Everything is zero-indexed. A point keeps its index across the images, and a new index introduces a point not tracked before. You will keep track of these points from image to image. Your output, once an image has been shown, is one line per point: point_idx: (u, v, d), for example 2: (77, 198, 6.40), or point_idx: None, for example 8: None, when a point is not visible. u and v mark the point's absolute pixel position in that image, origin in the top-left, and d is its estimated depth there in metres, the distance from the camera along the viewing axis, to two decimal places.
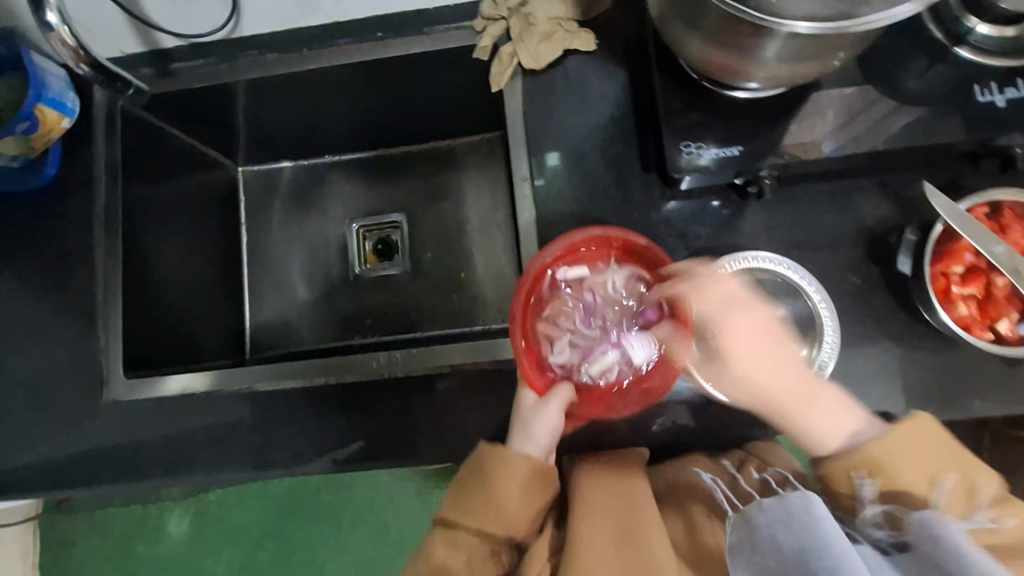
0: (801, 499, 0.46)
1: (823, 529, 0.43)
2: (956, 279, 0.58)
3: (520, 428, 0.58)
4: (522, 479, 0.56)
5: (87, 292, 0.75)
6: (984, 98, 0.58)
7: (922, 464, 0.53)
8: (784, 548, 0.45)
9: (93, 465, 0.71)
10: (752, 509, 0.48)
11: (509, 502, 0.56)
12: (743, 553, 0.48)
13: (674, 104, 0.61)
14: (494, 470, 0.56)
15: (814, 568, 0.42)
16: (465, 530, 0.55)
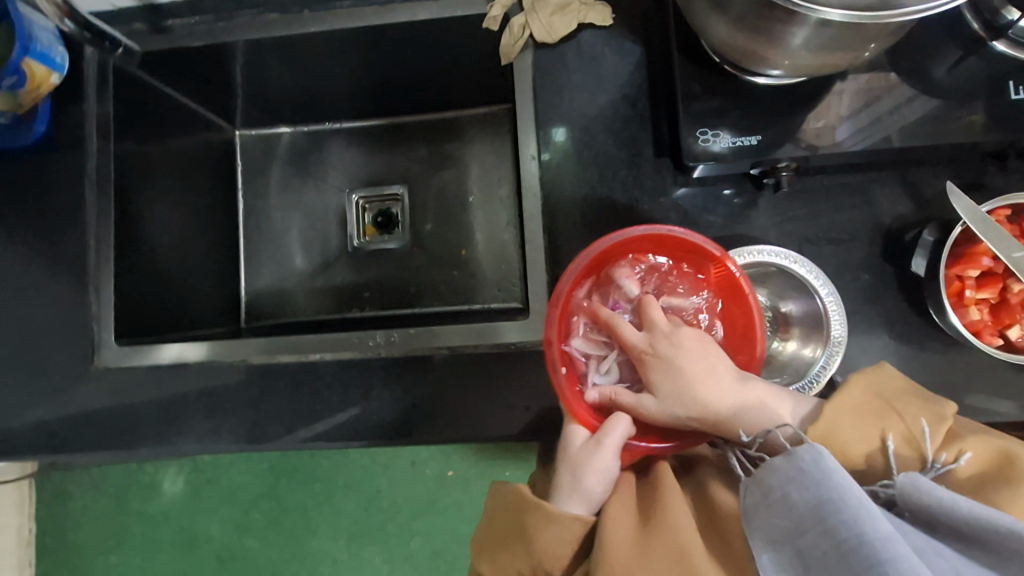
0: (811, 454, 0.44)
1: (837, 483, 0.43)
2: (972, 282, 0.56)
3: (573, 475, 0.54)
4: (572, 536, 0.52)
5: (79, 254, 0.73)
6: (1016, 96, 0.56)
7: (851, 426, 0.51)
8: (800, 506, 0.43)
9: (83, 430, 0.70)
10: (763, 470, 0.46)
11: (553, 556, 0.53)
12: (759, 518, 0.46)
13: (693, 87, 0.59)
14: (536, 524, 0.53)
15: (835, 522, 0.41)
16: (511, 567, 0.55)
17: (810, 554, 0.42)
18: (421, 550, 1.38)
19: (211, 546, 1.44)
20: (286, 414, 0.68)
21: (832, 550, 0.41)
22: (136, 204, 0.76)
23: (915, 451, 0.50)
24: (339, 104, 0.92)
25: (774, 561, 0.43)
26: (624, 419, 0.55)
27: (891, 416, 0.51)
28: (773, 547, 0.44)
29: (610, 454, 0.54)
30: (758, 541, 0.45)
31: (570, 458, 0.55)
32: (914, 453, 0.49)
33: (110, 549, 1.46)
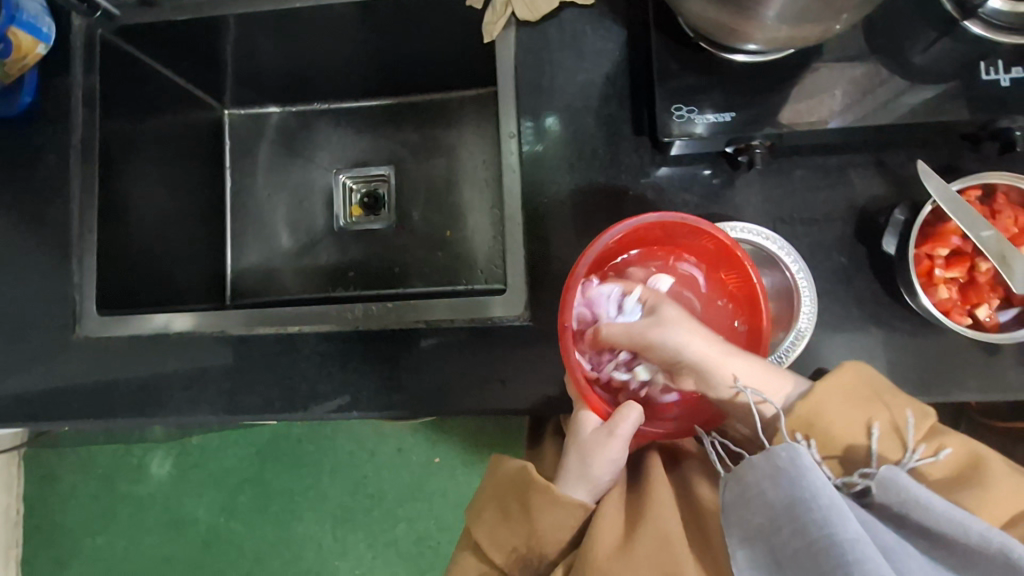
0: (789, 451, 0.46)
1: (811, 480, 0.44)
2: (941, 262, 0.57)
3: (580, 460, 0.56)
4: (573, 521, 0.55)
5: (63, 225, 0.74)
6: (988, 77, 0.57)
7: (840, 410, 0.51)
8: (775, 503, 0.44)
9: (62, 399, 0.71)
10: (743, 467, 0.48)
11: (551, 536, 0.56)
12: (735, 513, 0.47)
13: (669, 63, 0.59)
14: (538, 506, 0.56)
15: (805, 519, 0.42)
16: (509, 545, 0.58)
17: (782, 550, 0.43)
18: (406, 536, 1.38)
19: (197, 529, 1.45)
20: (264, 386, 0.69)
21: (802, 548, 0.42)
22: (120, 176, 0.77)
23: (899, 440, 0.50)
24: (327, 84, 0.92)
25: (747, 556, 0.45)
26: (637, 408, 0.56)
27: (880, 405, 0.51)
28: (748, 542, 0.45)
29: (621, 444, 0.55)
30: (734, 536, 0.47)
31: (581, 445, 0.57)
32: (897, 441, 0.50)
33: (96, 530, 1.46)
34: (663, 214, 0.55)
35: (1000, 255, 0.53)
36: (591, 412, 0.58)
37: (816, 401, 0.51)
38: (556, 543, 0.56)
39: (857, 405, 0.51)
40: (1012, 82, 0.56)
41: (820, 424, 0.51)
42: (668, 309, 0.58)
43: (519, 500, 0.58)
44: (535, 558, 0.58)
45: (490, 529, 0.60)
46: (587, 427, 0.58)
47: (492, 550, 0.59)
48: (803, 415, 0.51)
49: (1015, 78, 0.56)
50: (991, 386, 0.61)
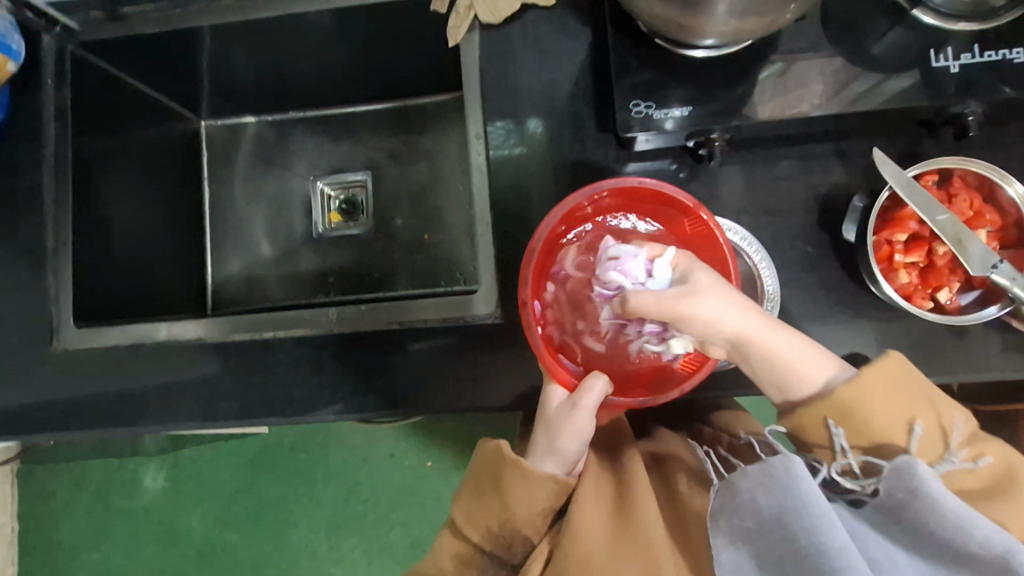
0: (783, 461, 0.46)
1: (802, 489, 0.45)
2: (900, 247, 0.58)
3: (546, 432, 0.59)
4: (544, 496, 0.56)
5: (38, 238, 0.74)
6: (938, 64, 0.58)
7: (884, 406, 0.52)
8: (764, 511, 0.46)
9: (42, 412, 0.71)
10: (734, 472, 0.49)
11: (523, 512, 0.57)
12: (722, 516, 0.49)
13: (628, 60, 0.60)
14: (512, 482, 0.57)
15: (793, 528, 0.44)
16: (481, 524, 0.59)
17: (767, 554, 0.46)
18: (401, 540, 1.38)
19: (192, 540, 1.45)
20: (242, 392, 0.69)
21: (789, 553, 0.44)
22: (94, 188, 0.77)
23: (942, 441, 0.52)
24: (302, 93, 0.93)
25: (732, 557, 0.48)
26: (602, 379, 0.58)
27: (932, 406, 0.53)
28: (733, 543, 0.48)
29: (586, 415, 0.57)
30: (720, 537, 0.49)
31: (548, 420, 0.59)
32: (937, 440, 0.52)
33: (91, 545, 1.46)
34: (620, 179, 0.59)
35: (956, 237, 0.54)
36: (558, 385, 0.60)
37: (858, 388, 0.53)
38: (534, 522, 0.57)
39: (906, 402, 0.53)
40: (962, 68, 0.57)
41: (865, 411, 0.52)
42: (702, 273, 0.51)
43: (494, 479, 0.59)
44: (510, 536, 0.58)
45: (469, 507, 0.60)
46: (554, 400, 0.60)
47: (467, 523, 0.60)
48: (847, 400, 0.53)
49: (964, 65, 0.57)
50: (958, 368, 0.62)
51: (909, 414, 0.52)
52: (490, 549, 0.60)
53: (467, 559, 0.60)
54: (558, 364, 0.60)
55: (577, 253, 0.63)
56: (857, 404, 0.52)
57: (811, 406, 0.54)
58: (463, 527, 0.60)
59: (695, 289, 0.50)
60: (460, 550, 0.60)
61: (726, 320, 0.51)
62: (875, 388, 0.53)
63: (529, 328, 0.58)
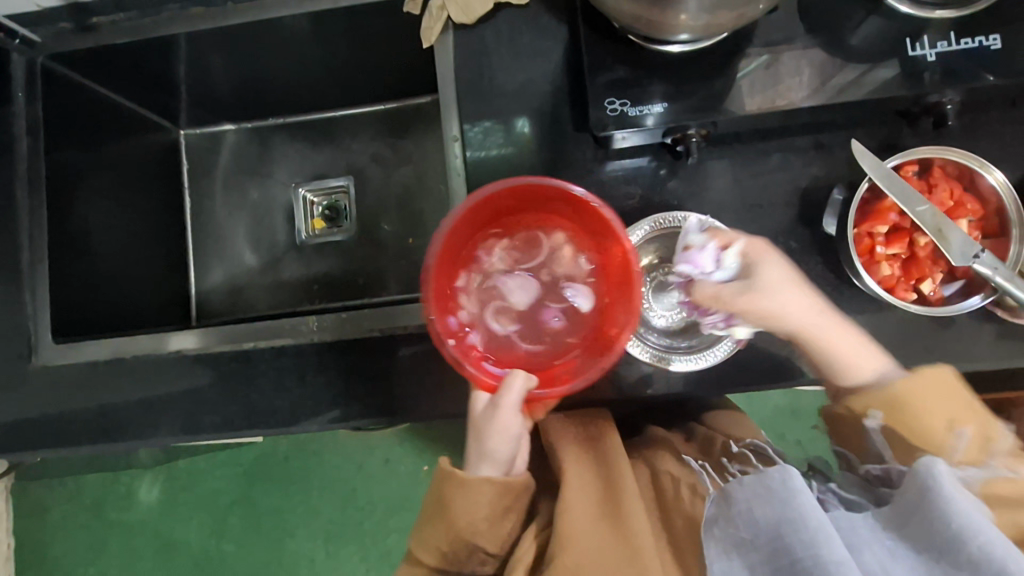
0: (780, 473, 0.47)
1: (798, 502, 0.45)
2: (881, 239, 0.57)
3: (475, 437, 0.57)
4: (486, 502, 0.56)
5: (12, 254, 0.73)
6: (914, 53, 0.57)
7: (935, 408, 0.52)
8: (761, 521, 0.46)
9: (23, 430, 0.70)
10: (733, 484, 0.50)
11: (466, 521, 0.56)
12: (718, 525, 0.50)
13: (602, 58, 0.60)
14: (453, 496, 0.56)
15: (789, 540, 0.44)
16: (434, 540, 0.59)
17: (761, 565, 0.46)
18: (398, 546, 1.38)
19: (189, 552, 1.44)
20: (224, 404, 0.68)
21: (784, 565, 0.44)
22: (69, 202, 0.76)
23: (979, 450, 0.51)
24: (281, 100, 0.92)
25: (723, 568, 0.49)
26: (520, 373, 0.53)
27: (978, 415, 0.52)
28: (727, 554, 0.49)
29: (510, 412, 0.54)
30: (713, 546, 0.50)
31: (476, 420, 0.57)
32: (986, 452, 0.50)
33: (88, 560, 1.46)
34: (512, 178, 0.54)
35: (937, 228, 0.54)
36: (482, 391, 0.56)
37: (912, 388, 0.53)
38: (483, 531, 0.57)
39: (952, 406, 0.52)
40: (938, 57, 0.57)
41: (910, 408, 0.53)
42: (767, 269, 0.56)
43: (438, 494, 0.58)
44: (463, 551, 0.58)
45: (422, 530, 0.60)
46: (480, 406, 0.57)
47: (420, 546, 0.60)
48: (898, 394, 0.53)
49: (940, 53, 0.57)
50: (945, 360, 0.61)
51: (954, 417, 0.52)
52: (445, 568, 0.60)
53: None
54: (479, 368, 0.55)
55: (503, 246, 0.62)
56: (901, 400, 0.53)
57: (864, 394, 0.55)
58: (417, 552, 0.60)
59: (762, 267, 0.56)
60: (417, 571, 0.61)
61: (789, 311, 0.55)
62: (925, 388, 0.53)
63: (441, 342, 0.53)
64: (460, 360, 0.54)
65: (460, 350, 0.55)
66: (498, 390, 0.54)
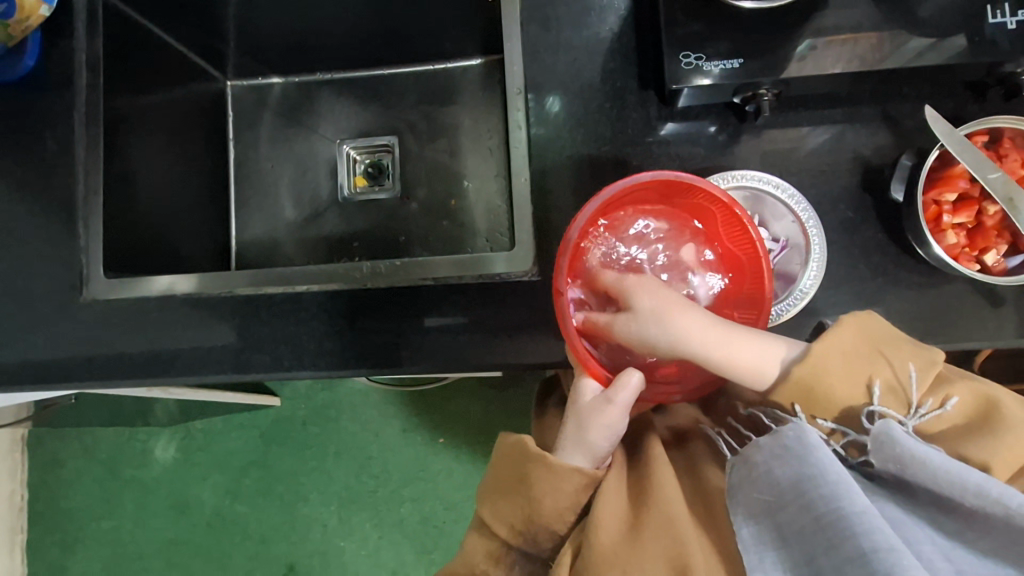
0: (795, 433, 0.49)
1: (818, 457, 0.46)
2: (948, 207, 0.58)
3: (576, 424, 0.58)
4: (571, 489, 0.57)
5: (66, 187, 0.73)
6: (995, 20, 0.57)
7: (841, 376, 0.53)
8: (782, 481, 0.47)
9: (71, 362, 0.71)
10: (752, 449, 0.52)
11: (551, 506, 0.58)
12: (742, 491, 0.51)
13: (674, 13, 0.59)
14: (539, 478, 0.58)
15: (811, 495, 0.45)
16: (507, 519, 0.60)
17: (788, 525, 0.46)
18: (412, 515, 1.38)
19: (203, 511, 1.45)
20: (272, 345, 0.69)
21: (810, 523, 0.44)
22: (123, 141, 0.77)
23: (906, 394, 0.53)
24: (330, 53, 0.92)
25: (753, 531, 0.48)
26: (636, 374, 0.57)
27: (886, 361, 0.54)
28: (753, 519, 0.48)
29: (619, 411, 0.57)
30: (740, 513, 0.50)
31: (579, 411, 0.58)
32: (903, 395, 0.53)
33: (101, 515, 1.47)
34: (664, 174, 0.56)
35: (1007, 197, 0.54)
36: (590, 379, 0.59)
37: (817, 365, 0.53)
38: (567, 519, 0.59)
39: (866, 365, 0.53)
40: (1019, 25, 0.56)
41: (824, 389, 0.53)
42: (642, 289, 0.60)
43: (522, 478, 0.59)
44: (538, 531, 0.59)
45: (494, 504, 0.61)
46: (587, 394, 0.59)
47: (492, 514, 0.61)
48: (806, 378, 0.54)
49: (1022, 22, 0.56)
50: (999, 334, 0.61)
51: (868, 377, 0.53)
52: (519, 546, 0.61)
53: (499, 556, 0.61)
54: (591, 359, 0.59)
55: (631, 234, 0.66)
56: (817, 382, 0.53)
57: (782, 391, 0.55)
58: (491, 524, 0.61)
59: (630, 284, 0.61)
60: (490, 547, 0.62)
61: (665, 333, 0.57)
62: (828, 360, 0.53)
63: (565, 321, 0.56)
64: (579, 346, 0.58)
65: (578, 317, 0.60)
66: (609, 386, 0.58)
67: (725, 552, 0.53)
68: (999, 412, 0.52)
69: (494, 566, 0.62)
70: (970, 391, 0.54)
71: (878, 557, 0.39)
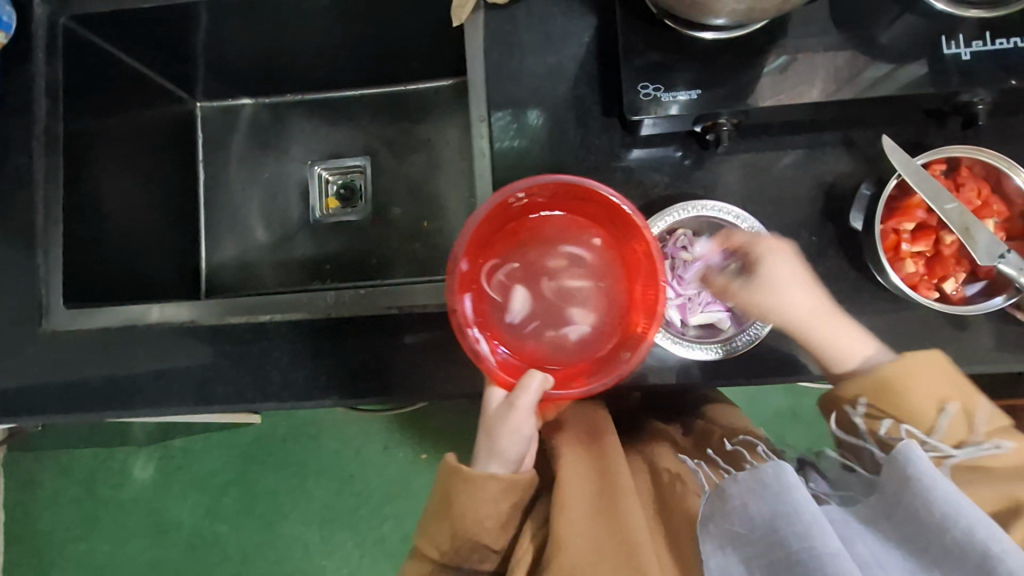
0: (774, 468, 0.48)
1: (793, 495, 0.45)
2: (907, 236, 0.58)
3: (485, 434, 0.57)
4: (489, 496, 0.56)
5: (27, 215, 0.72)
6: (949, 50, 0.57)
7: (917, 390, 0.53)
8: (756, 516, 0.47)
9: (32, 393, 0.70)
10: (727, 481, 0.51)
11: (471, 517, 0.56)
12: (715, 522, 0.51)
13: (635, 42, 0.59)
14: (459, 491, 0.57)
15: (784, 533, 0.44)
16: (436, 539, 0.59)
17: (757, 559, 0.46)
18: (394, 533, 1.37)
19: (182, 531, 1.43)
20: (236, 375, 0.68)
21: (779, 559, 0.44)
22: (89, 166, 0.76)
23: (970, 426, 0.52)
24: (300, 75, 0.91)
25: (721, 564, 0.49)
26: (538, 376, 0.53)
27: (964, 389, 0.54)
28: (722, 548, 0.49)
29: (525, 414, 0.55)
30: (711, 543, 0.50)
31: (488, 420, 0.57)
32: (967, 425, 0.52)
33: (78, 537, 1.44)
34: (540, 178, 0.54)
35: (964, 226, 0.54)
36: (496, 388, 0.58)
37: (905, 368, 0.54)
38: (488, 529, 0.57)
39: (940, 384, 0.54)
40: (974, 56, 0.57)
41: (901, 390, 0.54)
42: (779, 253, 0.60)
43: (447, 492, 0.58)
44: (467, 547, 0.58)
45: (426, 525, 0.60)
46: (494, 402, 0.58)
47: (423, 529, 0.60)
48: (888, 377, 0.54)
49: (976, 52, 0.57)
50: (962, 359, 0.61)
51: (942, 395, 0.53)
52: (448, 562, 0.59)
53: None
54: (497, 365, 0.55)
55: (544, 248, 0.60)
56: (889, 380, 0.54)
57: (854, 380, 0.56)
58: (421, 546, 0.60)
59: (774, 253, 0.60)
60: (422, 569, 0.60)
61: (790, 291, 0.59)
62: (906, 366, 0.54)
63: (461, 331, 0.53)
64: (480, 356, 0.54)
65: (480, 329, 0.55)
66: (513, 389, 0.55)
67: None
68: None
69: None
70: None
71: None
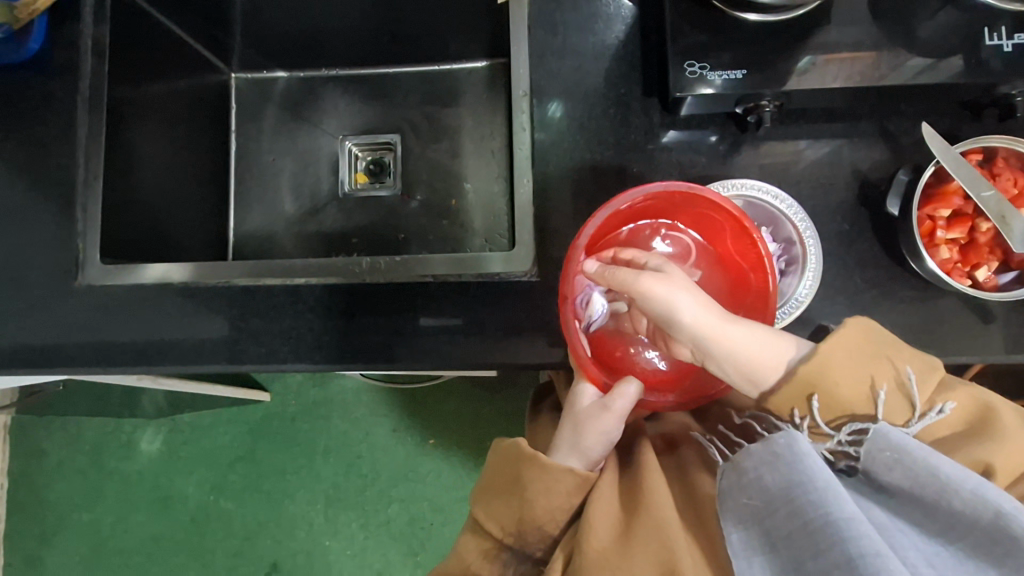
0: (787, 439, 0.48)
1: (808, 466, 0.46)
2: (943, 222, 0.60)
3: (572, 426, 0.60)
4: (563, 490, 0.57)
5: (67, 171, 0.73)
6: (991, 42, 0.58)
7: (845, 371, 0.53)
8: (771, 488, 0.47)
9: (64, 347, 0.70)
10: (741, 454, 0.50)
11: (543, 506, 0.58)
12: (731, 497, 0.50)
13: (681, 22, 0.60)
14: (531, 478, 0.58)
15: (801, 502, 0.45)
16: (497, 525, 0.60)
17: (776, 531, 0.46)
18: (399, 517, 1.37)
19: (187, 506, 1.43)
20: (268, 336, 0.69)
21: (799, 528, 0.44)
22: (127, 126, 0.77)
23: (908, 402, 0.53)
24: (336, 50, 0.92)
25: (742, 538, 0.48)
26: (635, 385, 0.59)
27: (888, 363, 0.53)
28: (743, 525, 0.48)
29: (616, 417, 0.59)
30: (730, 519, 0.49)
31: (578, 415, 0.60)
32: (903, 401, 0.53)
33: (83, 507, 1.44)
34: (667, 185, 0.56)
35: (1000, 214, 0.56)
36: (589, 384, 0.61)
37: (824, 359, 0.53)
38: (558, 520, 0.59)
39: (869, 365, 0.53)
40: (1015, 48, 0.58)
41: (825, 382, 0.53)
42: (677, 274, 0.59)
43: (517, 479, 0.59)
44: (529, 533, 0.59)
45: (487, 504, 0.61)
46: (585, 398, 0.61)
47: (486, 513, 0.61)
48: (807, 373, 0.54)
49: (1018, 44, 0.58)
50: (988, 350, 0.62)
51: (869, 377, 0.53)
52: (509, 543, 0.60)
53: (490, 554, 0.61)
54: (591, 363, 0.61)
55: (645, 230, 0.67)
56: (823, 379, 0.53)
57: (784, 391, 0.55)
58: (483, 522, 0.61)
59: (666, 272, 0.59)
60: (483, 545, 0.61)
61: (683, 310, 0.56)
62: (833, 357, 0.53)
63: (568, 325, 0.58)
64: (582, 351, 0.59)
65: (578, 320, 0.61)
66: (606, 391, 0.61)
67: (716, 556, 0.52)
68: (997, 420, 0.52)
69: (488, 564, 0.61)
70: (970, 397, 0.54)
71: (864, 563, 0.40)
